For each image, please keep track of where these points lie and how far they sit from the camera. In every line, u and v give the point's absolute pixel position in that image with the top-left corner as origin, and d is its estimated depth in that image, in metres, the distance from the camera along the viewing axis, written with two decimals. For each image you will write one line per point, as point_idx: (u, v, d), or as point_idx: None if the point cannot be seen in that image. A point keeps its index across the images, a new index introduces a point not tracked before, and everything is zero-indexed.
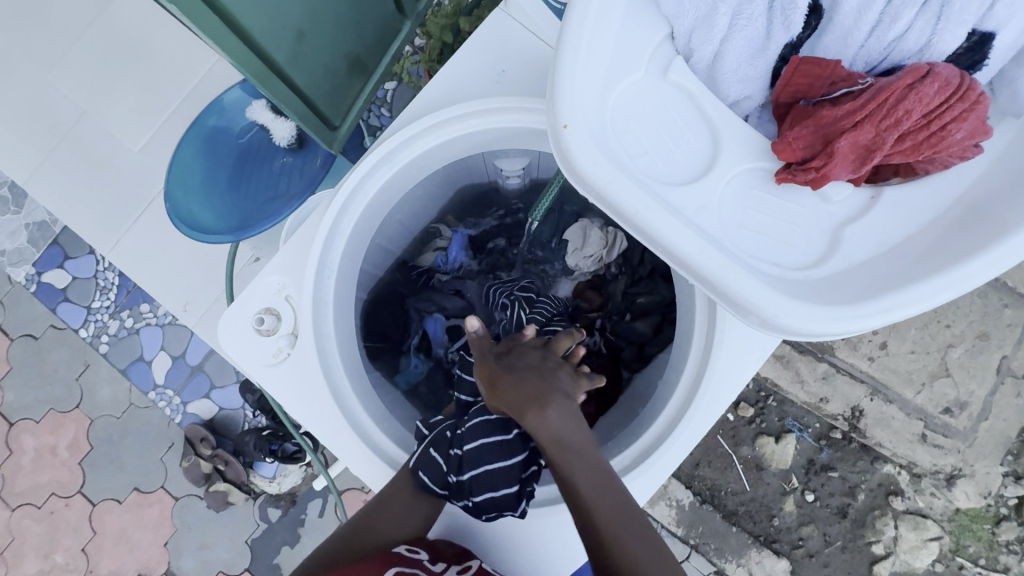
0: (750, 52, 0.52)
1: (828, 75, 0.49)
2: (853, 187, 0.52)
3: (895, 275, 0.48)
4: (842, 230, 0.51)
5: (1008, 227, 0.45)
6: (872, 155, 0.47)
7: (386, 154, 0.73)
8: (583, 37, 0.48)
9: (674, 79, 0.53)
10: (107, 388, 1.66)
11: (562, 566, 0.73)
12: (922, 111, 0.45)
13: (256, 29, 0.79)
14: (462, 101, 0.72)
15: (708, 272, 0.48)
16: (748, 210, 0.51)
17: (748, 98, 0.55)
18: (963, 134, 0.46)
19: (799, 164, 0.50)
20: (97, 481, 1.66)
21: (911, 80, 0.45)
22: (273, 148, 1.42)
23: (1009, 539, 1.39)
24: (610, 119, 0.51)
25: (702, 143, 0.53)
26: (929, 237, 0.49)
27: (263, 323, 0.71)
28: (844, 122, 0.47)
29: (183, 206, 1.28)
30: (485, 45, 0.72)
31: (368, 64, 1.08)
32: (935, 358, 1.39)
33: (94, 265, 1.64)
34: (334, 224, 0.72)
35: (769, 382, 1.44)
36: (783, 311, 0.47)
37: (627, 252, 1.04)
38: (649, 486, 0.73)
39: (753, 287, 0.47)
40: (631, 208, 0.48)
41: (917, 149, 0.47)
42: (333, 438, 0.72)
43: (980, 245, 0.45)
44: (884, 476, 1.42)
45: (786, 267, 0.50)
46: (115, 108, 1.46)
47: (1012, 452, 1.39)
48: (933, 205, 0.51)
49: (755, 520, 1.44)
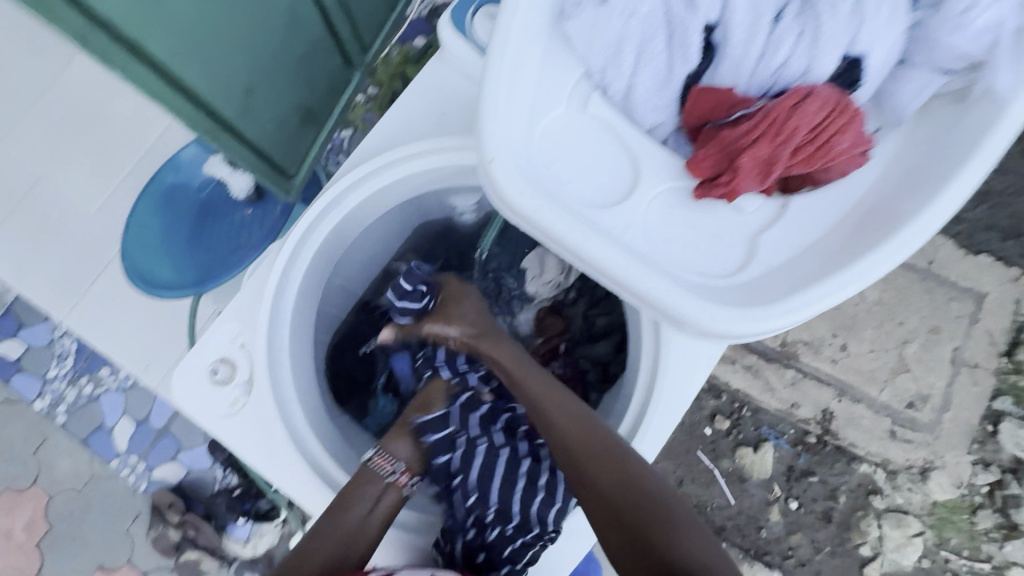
0: (657, 84, 0.57)
1: (726, 101, 0.55)
2: (764, 198, 0.56)
3: (810, 274, 0.52)
4: (759, 237, 0.55)
5: (900, 224, 0.50)
6: (772, 168, 0.52)
7: (335, 197, 0.75)
8: (501, 81, 0.52)
9: (593, 111, 0.58)
10: (66, 461, 1.58)
11: None
12: (807, 127, 0.51)
13: (205, 89, 0.82)
14: (406, 143, 0.76)
15: (636, 286, 0.51)
16: (671, 226, 0.55)
17: (661, 125, 0.59)
18: (846, 145, 0.52)
19: (710, 180, 0.54)
20: (58, 562, 1.56)
21: (794, 101, 0.51)
22: (231, 201, 1.39)
23: (988, 527, 1.42)
24: (537, 151, 0.55)
25: (624, 166, 0.57)
26: (837, 237, 0.54)
27: (218, 372, 0.70)
28: (743, 140, 0.52)
29: (140, 263, 1.32)
30: (425, 90, 0.77)
31: (322, 115, 1.12)
32: (894, 355, 1.45)
33: (50, 332, 1.59)
34: (287, 268, 0.74)
35: (741, 393, 1.47)
36: (711, 317, 0.50)
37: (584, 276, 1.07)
38: None
39: (680, 296, 0.51)
40: (559, 232, 0.52)
41: (810, 160, 0.52)
42: (293, 481, 0.72)
43: (875, 241, 0.50)
44: (862, 476, 1.45)
45: (711, 275, 0.54)
46: (70, 173, 1.46)
47: (978, 440, 1.44)
48: (837, 208, 0.56)
49: (744, 534, 1.44)
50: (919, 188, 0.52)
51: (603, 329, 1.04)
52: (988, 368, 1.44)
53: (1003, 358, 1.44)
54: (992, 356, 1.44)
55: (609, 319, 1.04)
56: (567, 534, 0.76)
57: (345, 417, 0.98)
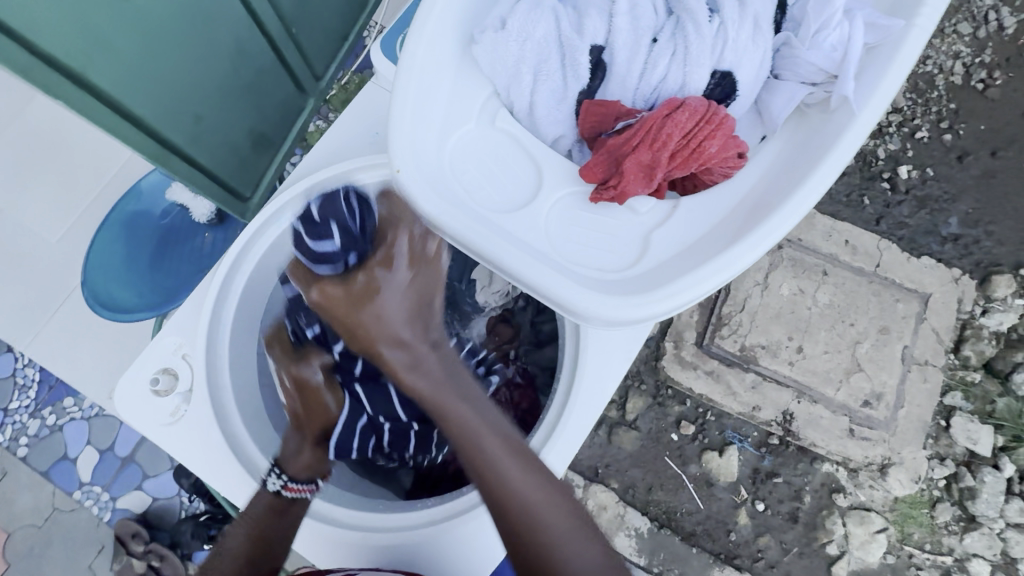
0: (555, 100, 0.63)
1: (611, 113, 0.61)
2: (656, 200, 0.62)
3: (692, 265, 0.57)
4: (651, 236, 0.61)
5: (767, 218, 0.56)
6: (655, 171, 0.58)
7: (274, 213, 0.79)
8: (407, 100, 0.58)
9: (501, 126, 0.63)
10: (27, 494, 1.56)
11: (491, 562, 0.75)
12: (680, 134, 0.57)
13: (151, 115, 0.86)
14: (343, 160, 0.81)
15: (532, 279, 0.55)
16: (571, 227, 0.61)
17: (563, 137, 0.65)
18: (716, 148, 0.58)
19: (602, 184, 0.60)
20: None
21: (667, 111, 0.58)
22: (194, 226, 1.43)
23: (948, 520, 1.43)
24: (445, 163, 0.61)
25: (529, 175, 0.62)
26: (720, 233, 0.60)
27: (158, 383, 0.73)
28: (626, 147, 0.58)
29: (100, 288, 1.34)
30: (361, 112, 0.83)
31: (276, 139, 1.17)
32: (847, 355, 1.47)
33: (13, 363, 1.59)
34: (228, 279, 0.77)
35: (704, 398, 1.49)
36: (602, 306, 0.55)
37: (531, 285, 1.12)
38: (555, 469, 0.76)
39: (572, 287, 0.55)
40: (462, 236, 0.56)
41: (688, 163, 0.58)
42: (227, 485, 0.74)
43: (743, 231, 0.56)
44: (824, 475, 1.48)
45: (606, 270, 0.59)
46: (33, 204, 1.49)
47: (932, 435, 1.46)
48: (722, 208, 0.62)
49: (713, 538, 1.47)
50: (788, 186, 0.58)
51: (549, 334, 1.08)
52: (937, 365, 1.46)
53: (951, 354, 1.47)
54: (940, 352, 1.47)
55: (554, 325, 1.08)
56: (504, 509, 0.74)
57: None
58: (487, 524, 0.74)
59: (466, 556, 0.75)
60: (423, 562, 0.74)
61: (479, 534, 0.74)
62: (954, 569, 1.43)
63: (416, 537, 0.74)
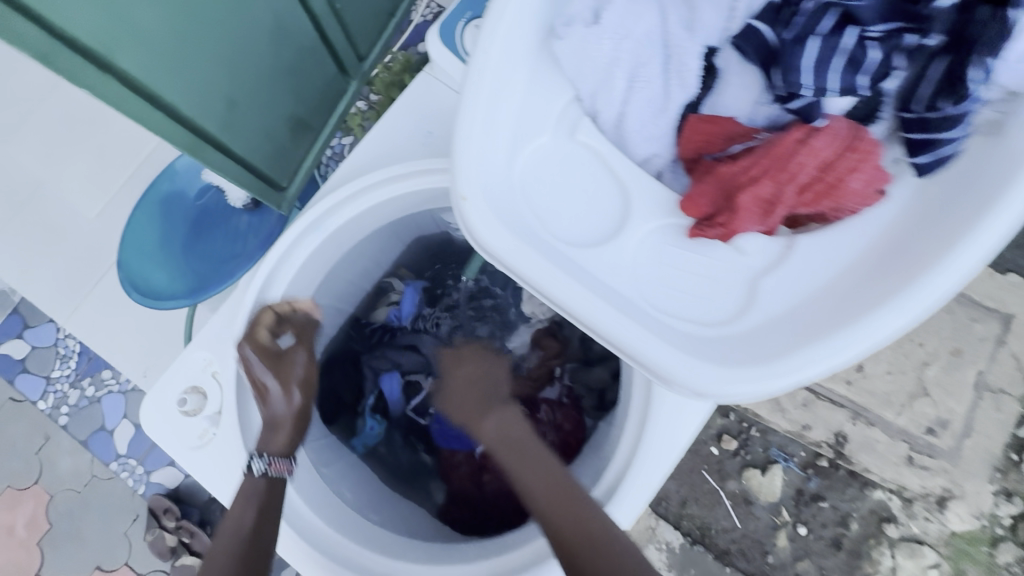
0: (652, 113, 0.53)
1: (725, 132, 0.50)
2: (767, 237, 0.51)
3: (815, 325, 0.45)
4: (758, 282, 0.50)
5: (926, 267, 0.42)
6: (775, 208, 0.47)
7: (313, 222, 0.71)
8: (477, 109, 0.48)
9: (582, 139, 0.54)
10: (68, 459, 1.59)
11: None
12: (815, 164, 0.46)
13: (180, 101, 0.78)
14: (392, 164, 0.72)
15: (615, 338, 0.46)
16: (664, 267, 0.51)
17: (657, 156, 0.54)
18: (861, 183, 0.45)
19: (707, 220, 0.49)
20: (59, 560, 1.57)
21: (803, 134, 0.46)
22: (229, 209, 1.39)
23: (1009, 561, 1.30)
24: (516, 184, 0.51)
25: (613, 201, 0.52)
26: (853, 281, 0.47)
27: (187, 403, 0.67)
28: (742, 177, 0.47)
29: (136, 271, 1.29)
30: (410, 108, 0.73)
31: (314, 123, 1.09)
32: (912, 378, 1.33)
33: (55, 333, 1.60)
34: (261, 294, 0.70)
35: (749, 412, 1.38)
36: (698, 376, 0.45)
37: None
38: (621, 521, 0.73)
39: (661, 350, 0.46)
40: (539, 280, 0.47)
41: (819, 200, 0.47)
42: None
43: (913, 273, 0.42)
44: (875, 503, 1.33)
45: (702, 324, 0.49)
46: (71, 178, 1.46)
47: (1000, 469, 1.31)
48: (854, 246, 0.49)
49: (748, 558, 1.36)
50: (953, 216, 0.43)
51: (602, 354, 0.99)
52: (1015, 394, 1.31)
53: None
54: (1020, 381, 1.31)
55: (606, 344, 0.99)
56: None
57: (331, 438, 0.96)
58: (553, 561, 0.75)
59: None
60: None
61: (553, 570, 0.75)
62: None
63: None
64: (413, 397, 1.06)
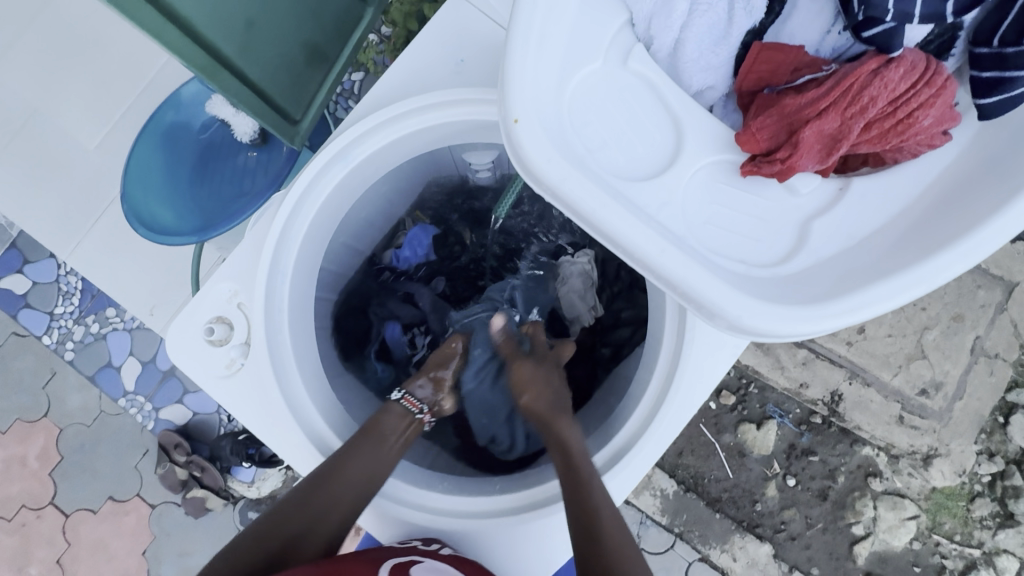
0: (711, 40, 0.51)
1: (791, 62, 0.49)
2: (821, 178, 0.50)
3: (861, 271, 0.46)
4: (810, 224, 0.49)
5: (969, 226, 0.42)
6: (838, 145, 0.46)
7: (339, 152, 0.69)
8: (534, 26, 0.45)
9: (633, 67, 0.50)
10: (75, 396, 1.59)
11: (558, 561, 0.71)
12: (887, 98, 0.45)
13: (197, 15, 0.73)
14: (423, 93, 0.69)
15: (670, 273, 0.45)
16: (714, 206, 0.49)
17: (712, 87, 0.52)
18: (930, 121, 0.45)
19: (764, 155, 0.48)
20: (69, 491, 1.59)
21: (876, 65, 0.45)
22: (236, 143, 1.36)
23: (984, 515, 1.35)
24: (565, 110, 0.48)
25: (664, 135, 0.50)
26: (895, 232, 0.47)
27: (213, 332, 0.67)
28: (809, 111, 0.46)
29: (142, 206, 1.23)
30: (442, 32, 0.69)
31: (329, 54, 1.04)
32: (911, 341, 1.34)
33: (56, 270, 1.57)
34: (286, 225, 0.68)
35: (749, 369, 1.38)
36: (749, 311, 0.44)
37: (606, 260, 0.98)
38: (627, 486, 0.70)
39: (717, 287, 0.45)
40: (592, 208, 0.45)
41: (884, 137, 0.46)
42: (292, 450, 0.69)
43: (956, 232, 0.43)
44: (863, 458, 1.37)
45: (752, 264, 0.48)
46: (66, 105, 1.38)
47: (986, 430, 1.35)
48: (901, 197, 0.48)
49: (738, 506, 1.38)
50: (991, 188, 0.43)
51: (625, 318, 0.94)
52: (1008, 360, 1.34)
53: None
54: (1014, 347, 1.33)
55: (634, 312, 0.92)
56: None
57: (346, 375, 0.88)
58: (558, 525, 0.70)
59: (541, 550, 0.70)
60: (491, 559, 0.70)
61: (557, 530, 0.70)
62: (980, 562, 1.36)
63: (478, 529, 0.70)
64: (419, 345, 0.98)
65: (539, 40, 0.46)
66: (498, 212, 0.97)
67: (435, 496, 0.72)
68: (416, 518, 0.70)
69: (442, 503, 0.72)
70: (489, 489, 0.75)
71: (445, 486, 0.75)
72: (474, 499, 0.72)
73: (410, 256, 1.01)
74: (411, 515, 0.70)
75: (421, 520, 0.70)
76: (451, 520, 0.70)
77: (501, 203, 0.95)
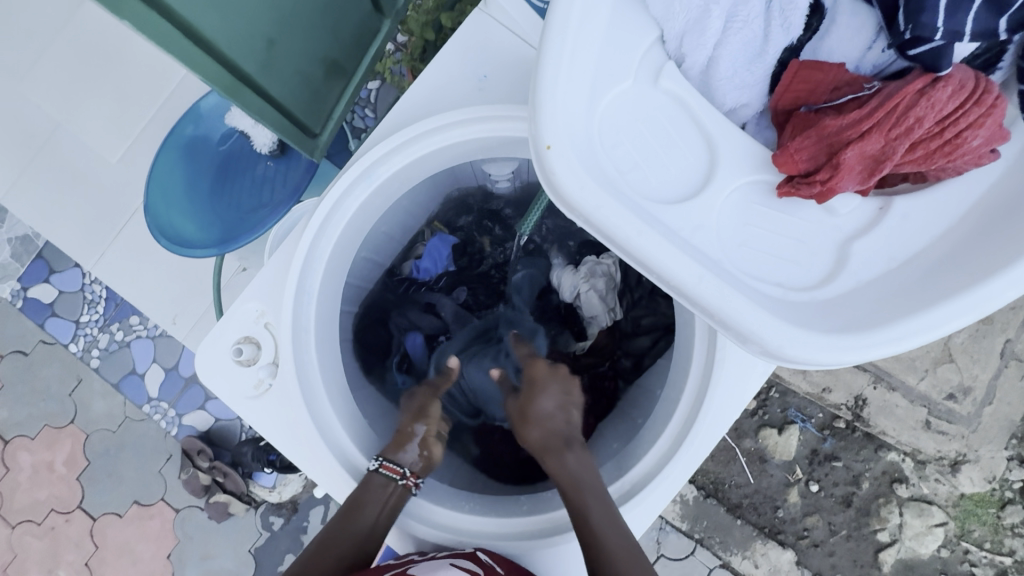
0: (747, 57, 0.50)
1: (830, 80, 0.48)
2: (861, 198, 0.48)
3: (906, 296, 0.44)
4: (850, 245, 0.48)
5: (1022, 250, 0.41)
6: (881, 166, 0.45)
7: (364, 170, 0.69)
8: (565, 49, 0.44)
9: (666, 86, 0.49)
10: (100, 402, 1.62)
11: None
12: (934, 118, 0.43)
13: (219, 35, 0.74)
14: (446, 110, 0.68)
15: (707, 300, 0.44)
16: (749, 227, 0.48)
17: (745, 106, 0.51)
18: (979, 142, 0.43)
19: (802, 177, 0.47)
20: (95, 495, 1.62)
21: (922, 85, 0.43)
22: (254, 155, 1.36)
23: (1015, 522, 1.32)
24: (596, 133, 0.48)
25: (696, 155, 0.49)
26: (941, 253, 0.45)
27: (242, 352, 0.67)
28: (850, 132, 0.45)
29: (164, 218, 1.24)
30: (465, 48, 0.68)
31: (348, 67, 1.05)
32: (940, 345, 1.31)
33: (81, 278, 1.59)
34: (313, 245, 0.69)
35: (771, 374, 1.35)
36: (791, 340, 0.43)
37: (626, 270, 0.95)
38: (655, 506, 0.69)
39: (756, 314, 0.44)
40: (626, 234, 0.44)
41: (929, 158, 0.44)
42: (321, 469, 0.70)
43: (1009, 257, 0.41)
44: (888, 464, 1.34)
45: (790, 288, 0.47)
46: (90, 118, 1.40)
47: (1017, 435, 1.31)
48: (946, 216, 0.46)
49: (759, 512, 1.36)
50: None
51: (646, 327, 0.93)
52: None
53: None
54: None
55: (654, 318, 0.91)
56: None
57: (368, 388, 0.88)
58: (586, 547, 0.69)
59: (574, 570, 0.70)
60: None
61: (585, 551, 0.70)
62: (1011, 570, 1.33)
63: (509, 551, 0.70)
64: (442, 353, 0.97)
65: (571, 63, 0.45)
66: (522, 230, 0.96)
67: (462, 516, 0.72)
68: (443, 539, 0.70)
69: (469, 525, 0.71)
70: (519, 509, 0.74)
71: (471, 505, 0.75)
72: (502, 520, 0.72)
73: (432, 267, 1.00)
74: (438, 536, 0.70)
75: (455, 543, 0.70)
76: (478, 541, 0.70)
77: (525, 223, 0.95)
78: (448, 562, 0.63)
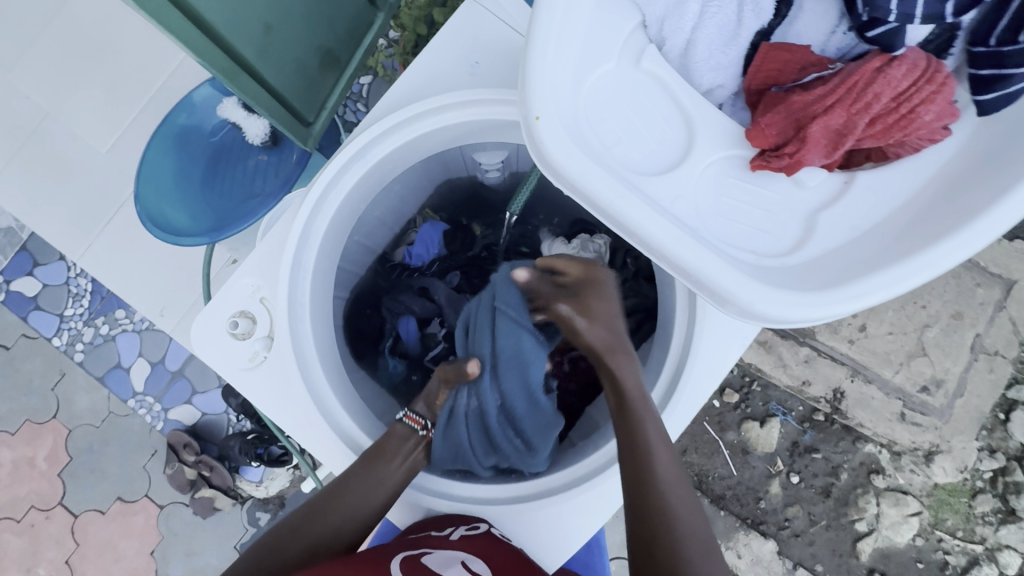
0: (722, 40, 0.53)
1: (798, 61, 0.52)
2: (826, 172, 0.52)
3: (868, 260, 0.48)
4: (817, 216, 0.51)
5: (970, 214, 0.44)
6: (844, 139, 0.49)
7: (359, 150, 0.72)
8: (552, 28, 0.47)
9: (647, 68, 0.52)
10: (84, 397, 1.60)
11: (571, 546, 0.73)
12: (890, 94, 0.48)
13: (218, 19, 0.76)
14: (439, 94, 0.71)
15: (685, 261, 0.47)
16: (724, 199, 0.51)
17: (721, 87, 0.55)
18: (931, 116, 0.48)
19: (772, 150, 0.50)
20: (78, 491, 1.60)
21: (879, 64, 0.48)
22: (247, 146, 1.38)
23: (986, 511, 1.37)
24: (581, 108, 0.50)
25: (676, 131, 0.53)
26: (901, 221, 0.49)
27: (237, 326, 0.69)
28: (815, 107, 0.49)
29: (155, 208, 1.24)
30: (458, 36, 0.71)
31: (341, 59, 1.07)
32: (912, 338, 1.36)
33: (66, 272, 1.58)
34: (308, 221, 0.71)
35: (752, 367, 1.39)
36: (762, 299, 0.46)
37: (613, 258, 0.99)
38: None
39: (731, 275, 0.47)
40: (610, 201, 0.47)
41: (887, 132, 0.49)
42: (316, 441, 0.71)
43: (960, 221, 0.44)
44: (865, 455, 1.39)
45: (762, 255, 0.50)
46: (78, 110, 1.40)
47: (987, 426, 1.37)
48: (905, 187, 0.50)
49: (742, 503, 1.39)
50: (993, 178, 0.45)
51: (630, 310, 0.96)
52: (1008, 357, 1.35)
53: None
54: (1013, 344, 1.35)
55: (637, 300, 0.95)
56: (592, 505, 0.72)
57: (360, 372, 0.90)
58: (571, 513, 0.73)
59: (560, 534, 0.73)
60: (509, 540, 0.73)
61: (570, 516, 0.73)
62: (983, 557, 1.38)
63: (502, 514, 0.73)
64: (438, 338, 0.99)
65: (560, 42, 0.48)
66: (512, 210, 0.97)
67: (457, 484, 0.76)
68: (439, 505, 0.74)
69: (463, 492, 0.75)
70: (502, 478, 0.78)
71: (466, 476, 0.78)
72: (493, 486, 0.75)
73: (427, 255, 1.03)
74: (435, 502, 0.74)
75: (438, 506, 0.74)
76: (472, 506, 0.74)
77: (516, 200, 0.95)
78: (460, 560, 0.63)
